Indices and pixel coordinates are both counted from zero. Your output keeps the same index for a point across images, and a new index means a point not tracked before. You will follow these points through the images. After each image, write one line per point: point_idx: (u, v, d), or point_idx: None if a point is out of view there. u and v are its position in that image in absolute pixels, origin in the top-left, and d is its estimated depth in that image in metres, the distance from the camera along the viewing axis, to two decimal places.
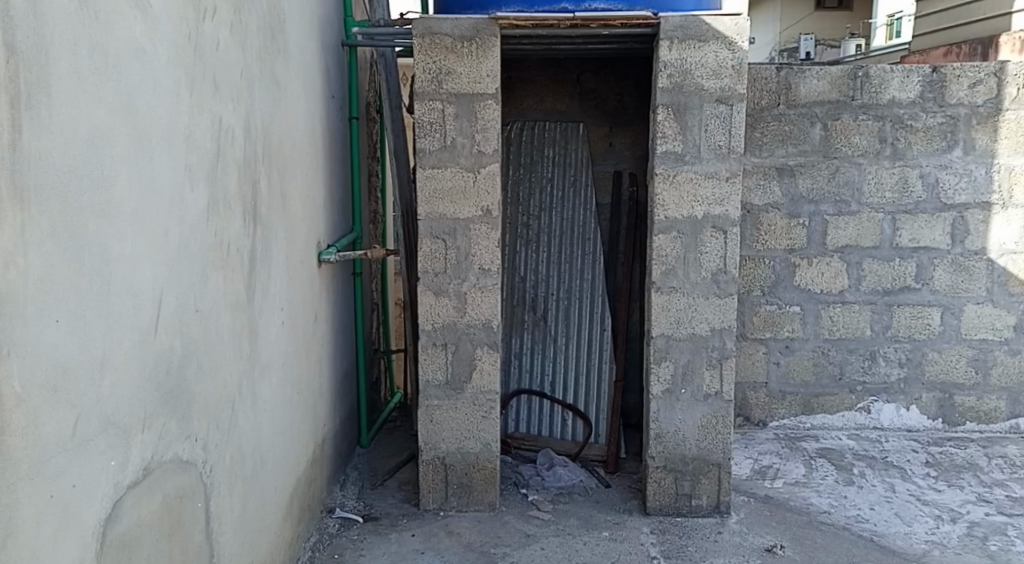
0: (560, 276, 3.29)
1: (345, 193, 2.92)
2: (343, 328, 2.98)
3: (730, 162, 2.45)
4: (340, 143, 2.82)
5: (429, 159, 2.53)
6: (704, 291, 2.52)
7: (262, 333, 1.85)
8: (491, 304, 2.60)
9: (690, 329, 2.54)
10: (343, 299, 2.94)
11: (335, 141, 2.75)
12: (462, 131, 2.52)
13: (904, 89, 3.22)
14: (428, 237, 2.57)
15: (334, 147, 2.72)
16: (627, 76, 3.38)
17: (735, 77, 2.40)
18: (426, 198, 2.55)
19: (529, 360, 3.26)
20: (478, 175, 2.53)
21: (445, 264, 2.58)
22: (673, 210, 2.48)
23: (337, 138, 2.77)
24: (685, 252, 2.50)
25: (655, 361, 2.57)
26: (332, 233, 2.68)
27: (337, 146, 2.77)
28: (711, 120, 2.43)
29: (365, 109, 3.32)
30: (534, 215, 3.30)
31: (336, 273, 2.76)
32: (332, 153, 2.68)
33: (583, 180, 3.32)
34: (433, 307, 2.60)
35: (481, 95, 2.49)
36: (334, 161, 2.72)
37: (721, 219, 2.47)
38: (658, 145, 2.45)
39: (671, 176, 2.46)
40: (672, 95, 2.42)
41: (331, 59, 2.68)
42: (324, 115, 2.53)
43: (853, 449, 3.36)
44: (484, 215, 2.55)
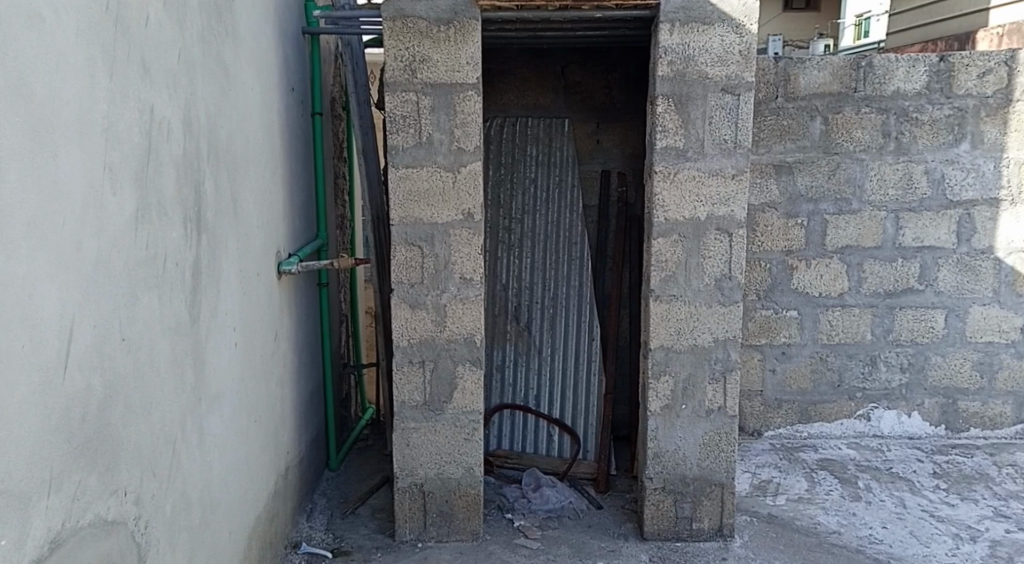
0: (544, 283, 3.07)
1: (307, 198, 2.67)
2: (309, 345, 2.72)
3: (738, 157, 2.25)
4: (301, 141, 2.57)
5: (403, 158, 2.29)
6: (708, 299, 2.31)
7: (206, 359, 1.58)
8: (474, 316, 2.36)
9: (692, 340, 2.33)
10: (307, 311, 2.69)
11: (296, 139, 2.49)
12: (439, 126, 2.28)
13: (910, 80, 3.07)
14: (402, 244, 2.33)
15: (294, 145, 2.47)
16: (616, 68, 3.17)
17: (743, 64, 2.21)
18: (401, 200, 2.31)
19: (512, 372, 3.04)
20: (457, 175, 2.30)
21: (422, 273, 2.34)
22: (674, 211, 2.27)
23: (298, 136, 2.51)
24: (687, 257, 2.29)
25: (654, 376, 2.34)
26: (294, 240, 2.42)
27: (298, 145, 2.52)
28: (716, 112, 2.23)
29: (330, 106, 3.08)
30: (515, 218, 3.07)
31: (299, 285, 2.50)
32: (292, 153, 2.42)
33: (569, 180, 3.10)
34: (409, 321, 2.36)
35: (460, 86, 2.26)
36: (294, 161, 2.46)
37: (728, 220, 2.27)
38: (657, 139, 2.24)
39: (671, 173, 2.25)
40: (673, 85, 2.22)
41: (290, 47, 2.43)
42: (281, 109, 2.28)
43: (854, 459, 3.15)
44: (465, 219, 2.32)
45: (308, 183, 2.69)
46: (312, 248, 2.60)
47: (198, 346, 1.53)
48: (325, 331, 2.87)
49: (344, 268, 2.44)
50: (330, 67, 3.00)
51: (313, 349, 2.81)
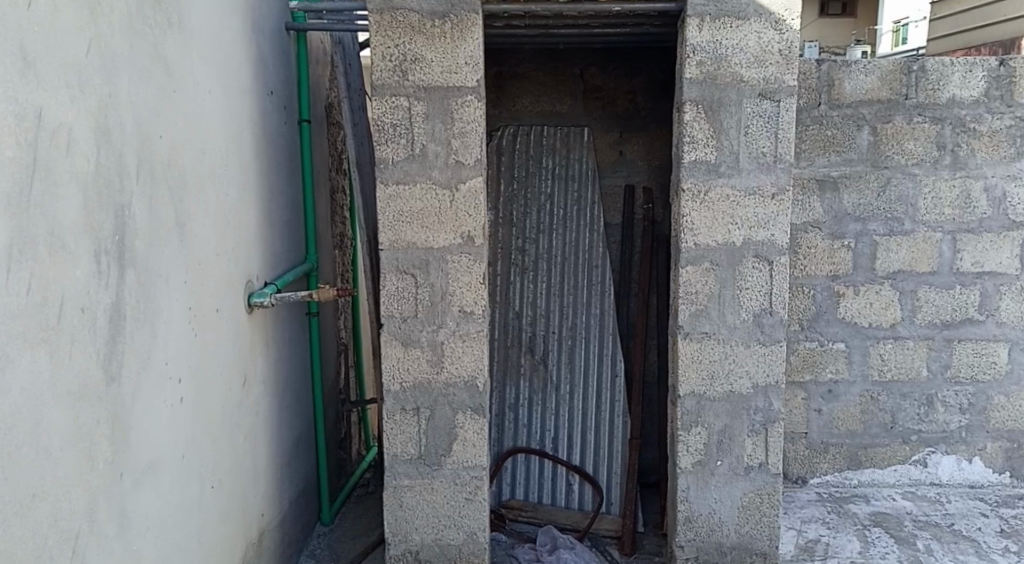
0: (562, 312, 2.75)
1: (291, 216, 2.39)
2: (295, 383, 2.43)
3: (779, 171, 1.92)
4: (284, 154, 2.29)
5: (393, 174, 2.00)
6: (746, 338, 1.98)
7: (130, 420, 1.31)
8: (476, 356, 2.05)
9: (727, 386, 2.00)
10: (294, 346, 2.40)
11: (276, 151, 2.21)
12: (434, 136, 1.99)
13: (967, 85, 2.72)
14: (393, 272, 2.03)
15: (274, 159, 2.20)
16: (637, 72, 2.86)
17: (784, 64, 1.89)
18: (391, 222, 2.01)
19: (527, 412, 2.72)
20: (456, 193, 2.00)
21: (416, 306, 2.04)
22: (705, 235, 1.94)
23: (280, 147, 2.24)
24: (722, 288, 1.97)
25: (684, 427, 2.02)
26: (273, 267, 2.14)
27: (279, 158, 2.23)
28: (753, 120, 1.91)
29: (323, 113, 2.81)
30: (530, 239, 2.77)
31: (278, 316, 2.21)
32: (270, 166, 2.15)
33: (589, 197, 2.79)
34: (401, 360, 2.06)
35: (457, 89, 1.97)
36: (274, 176, 2.19)
37: (769, 245, 1.94)
38: (685, 152, 1.93)
39: (702, 192, 1.93)
40: (703, 89, 1.90)
41: (266, 47, 2.15)
42: (254, 117, 2.01)
43: (911, 513, 2.78)
44: (465, 244, 2.02)
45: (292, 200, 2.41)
46: (299, 273, 2.32)
47: (116, 406, 1.26)
48: (315, 365, 2.58)
49: (324, 300, 2.06)
50: (321, 69, 2.74)
51: (301, 387, 2.52)
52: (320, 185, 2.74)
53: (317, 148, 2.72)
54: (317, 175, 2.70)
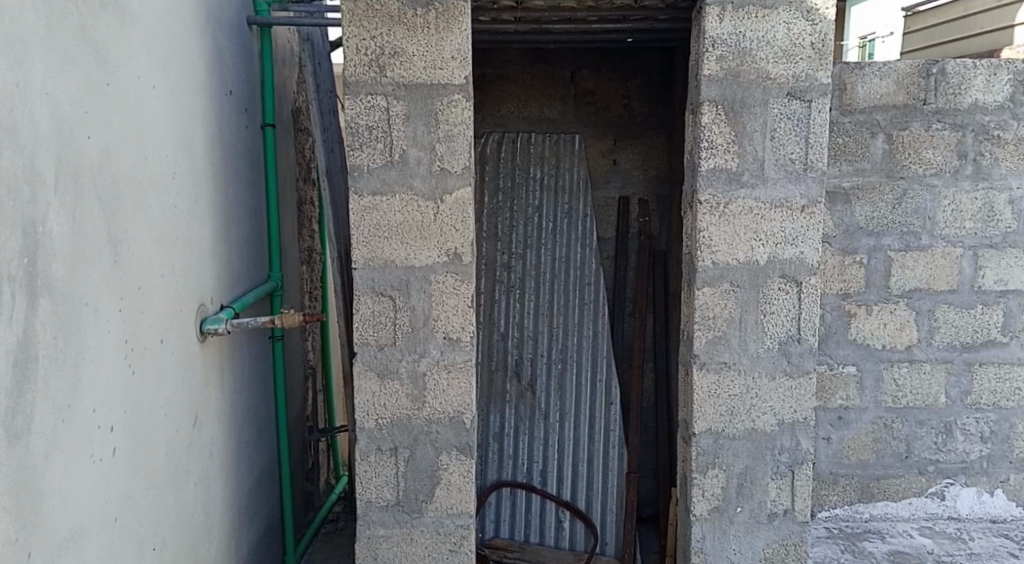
0: (552, 333, 2.50)
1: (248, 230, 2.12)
2: (256, 415, 2.16)
3: (809, 182, 1.71)
4: (245, 159, 2.03)
5: (369, 182, 1.75)
6: (770, 368, 1.75)
7: (42, 487, 1.00)
8: (463, 389, 1.80)
9: (748, 423, 1.76)
10: (253, 375, 2.12)
11: (235, 156, 1.95)
12: (416, 140, 1.74)
13: (990, 90, 2.53)
14: (369, 294, 1.77)
15: (234, 164, 1.93)
16: (634, 74, 2.63)
17: (816, 60, 1.68)
18: (366, 237, 1.76)
19: (512, 442, 2.46)
20: (440, 205, 1.76)
21: (395, 333, 1.78)
22: (724, 253, 1.72)
23: (239, 151, 1.97)
24: (743, 313, 1.74)
25: (700, 469, 1.77)
26: (230, 288, 1.87)
27: (238, 164, 1.97)
28: (780, 124, 1.70)
29: (289, 116, 2.54)
30: (517, 253, 2.52)
31: (236, 343, 1.93)
32: (228, 173, 1.88)
33: (580, 208, 2.54)
34: (377, 395, 1.80)
35: (443, 86, 1.72)
36: (234, 185, 1.93)
37: (795, 265, 1.73)
38: (702, 158, 1.70)
39: (721, 204, 1.71)
40: (723, 87, 1.68)
41: (225, 37, 1.89)
42: (209, 117, 1.74)
43: (932, 552, 2.55)
44: (451, 262, 1.77)
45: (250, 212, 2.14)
46: (262, 293, 2.05)
47: (22, 472, 0.95)
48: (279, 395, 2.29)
49: (289, 326, 1.80)
50: (287, 68, 2.48)
51: (262, 419, 2.24)
52: (285, 195, 2.48)
53: (283, 154, 2.45)
54: (282, 183, 2.44)
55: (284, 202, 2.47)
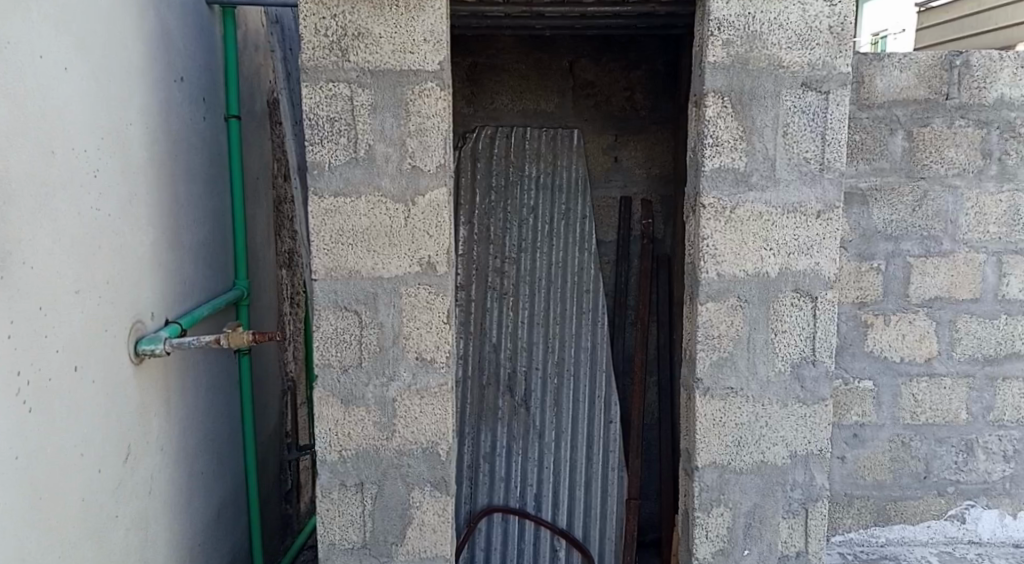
0: (548, 345, 2.30)
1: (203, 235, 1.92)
2: (220, 437, 1.96)
3: (827, 183, 1.51)
4: (205, 157, 1.84)
5: (331, 183, 1.56)
6: (781, 394, 1.56)
7: None
8: (438, 417, 1.61)
9: (757, 455, 1.57)
10: (213, 396, 1.91)
11: (189, 152, 1.76)
12: (384, 134, 1.56)
13: (1018, 83, 2.28)
14: (330, 310, 1.58)
15: (187, 163, 1.74)
16: (636, 65, 2.42)
17: (835, 45, 1.48)
18: (326, 245, 1.57)
19: (505, 463, 2.27)
20: (411, 208, 1.57)
21: (361, 353, 1.59)
22: (730, 264, 1.53)
23: (193, 148, 1.78)
24: (753, 331, 1.55)
25: (703, 507, 1.58)
26: (180, 302, 1.68)
27: (194, 163, 1.78)
28: (793, 118, 1.50)
29: (263, 108, 2.32)
30: (509, 259, 2.32)
31: (187, 363, 1.73)
32: (180, 174, 1.69)
33: (579, 210, 2.34)
34: (341, 423, 1.61)
35: (413, 73, 1.54)
36: (187, 185, 1.73)
37: (810, 277, 1.53)
38: (706, 157, 1.51)
39: (726, 209, 1.52)
40: (730, 76, 1.48)
41: (174, 20, 1.69)
42: (151, 111, 1.55)
43: None
44: (423, 272, 1.58)
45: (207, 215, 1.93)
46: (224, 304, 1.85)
47: None
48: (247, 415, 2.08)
49: (238, 345, 1.55)
50: (259, 55, 2.27)
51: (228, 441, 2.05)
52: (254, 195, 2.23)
53: (250, 150, 2.20)
54: (254, 183, 2.22)
55: (253, 203, 2.22)
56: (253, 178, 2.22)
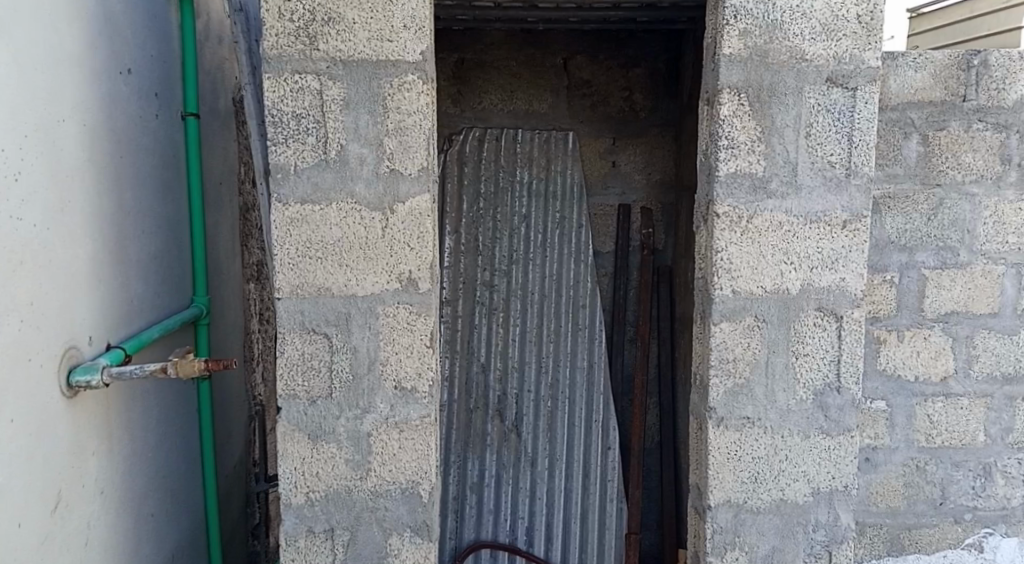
0: (541, 364, 2.13)
1: (156, 246, 1.76)
2: (166, 467, 1.81)
3: (853, 191, 1.36)
4: (147, 165, 1.71)
5: (297, 188, 1.41)
6: (803, 424, 1.40)
7: None
8: (419, 453, 1.46)
9: (777, 493, 1.41)
10: (156, 427, 1.76)
11: (124, 159, 1.61)
12: (358, 134, 1.40)
13: None
14: (297, 333, 1.43)
15: (122, 172, 1.60)
16: (636, 62, 2.26)
17: (864, 36, 1.33)
18: (294, 260, 1.42)
19: (494, 494, 2.09)
20: (388, 219, 1.41)
21: (331, 382, 1.44)
22: (746, 280, 1.37)
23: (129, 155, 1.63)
24: (771, 355, 1.39)
25: (716, 552, 1.42)
26: (112, 324, 1.53)
27: (129, 170, 1.63)
28: (817, 117, 1.34)
29: (226, 108, 2.16)
30: (499, 272, 2.14)
31: (122, 390, 1.59)
32: (111, 180, 1.55)
33: (574, 219, 2.16)
34: (308, 462, 1.45)
35: (391, 63, 1.38)
36: (119, 193, 1.58)
37: (835, 294, 1.37)
38: (720, 160, 1.35)
39: (743, 219, 1.36)
40: (748, 70, 1.34)
41: (110, 12, 1.56)
42: (82, 111, 1.42)
43: None
44: (403, 290, 1.42)
45: (161, 226, 1.78)
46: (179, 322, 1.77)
47: None
48: (205, 440, 1.98)
49: (187, 374, 1.44)
50: (222, 50, 2.13)
51: (178, 469, 1.88)
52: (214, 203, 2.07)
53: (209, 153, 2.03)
54: (216, 192, 2.06)
55: (216, 212, 2.07)
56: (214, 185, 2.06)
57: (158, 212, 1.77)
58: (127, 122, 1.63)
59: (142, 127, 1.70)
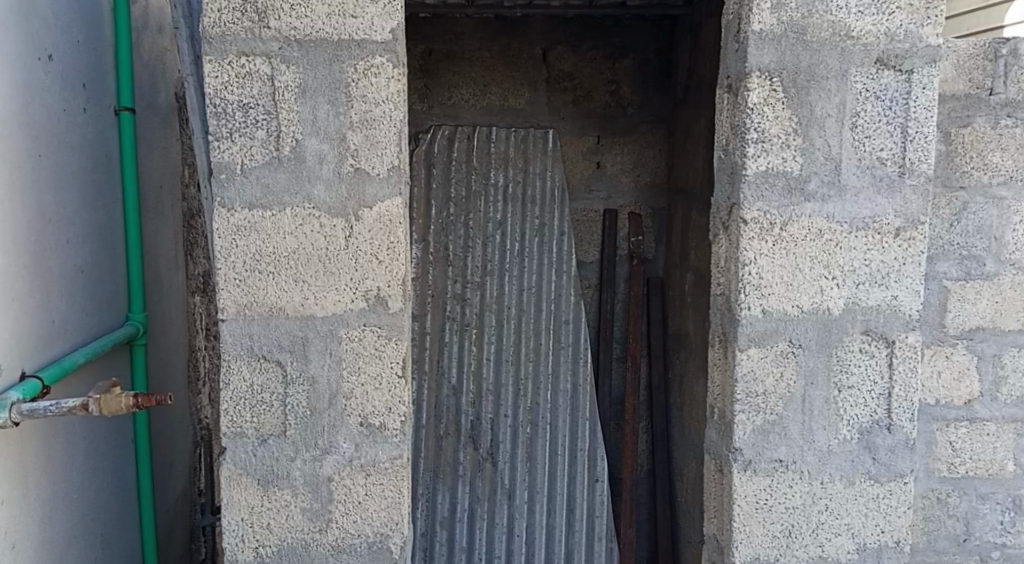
0: (518, 387, 1.87)
1: (83, 259, 1.52)
2: (94, 511, 1.56)
3: (908, 192, 1.15)
4: (70, 164, 1.46)
5: (244, 191, 1.17)
6: (846, 469, 1.18)
7: None
8: (389, 502, 1.21)
9: (815, 549, 1.19)
10: (86, 465, 1.53)
11: (42, 159, 1.36)
12: (317, 126, 1.16)
13: None
14: (245, 361, 1.19)
15: (40, 174, 1.35)
16: (623, 52, 1.99)
17: (918, 9, 1.12)
18: (238, 275, 1.17)
19: (466, 531, 1.82)
20: (353, 227, 1.18)
21: (285, 419, 1.19)
22: (778, 296, 1.15)
23: (49, 153, 1.38)
24: (808, 386, 1.17)
25: None
26: (29, 350, 1.28)
27: (48, 171, 1.38)
28: (865, 106, 1.13)
29: (166, 102, 1.94)
30: (472, 283, 1.87)
31: (43, 425, 1.34)
32: (26, 182, 1.30)
33: (554, 224, 1.90)
34: (258, 512, 1.21)
35: (354, 42, 1.15)
36: (36, 197, 1.33)
37: (885, 316, 1.16)
38: (750, 157, 1.13)
39: (774, 227, 1.14)
40: (782, 50, 1.11)
41: None
42: None
43: None
44: (370, 309, 1.19)
45: (88, 235, 1.55)
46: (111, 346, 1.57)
47: None
48: (143, 473, 1.75)
49: (114, 413, 1.14)
50: (158, 39, 1.89)
51: (109, 512, 1.63)
52: (149, 208, 1.85)
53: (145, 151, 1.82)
54: (152, 196, 1.86)
55: (152, 219, 1.86)
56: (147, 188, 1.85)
57: (84, 220, 1.54)
58: (49, 115, 1.38)
59: (67, 123, 1.45)
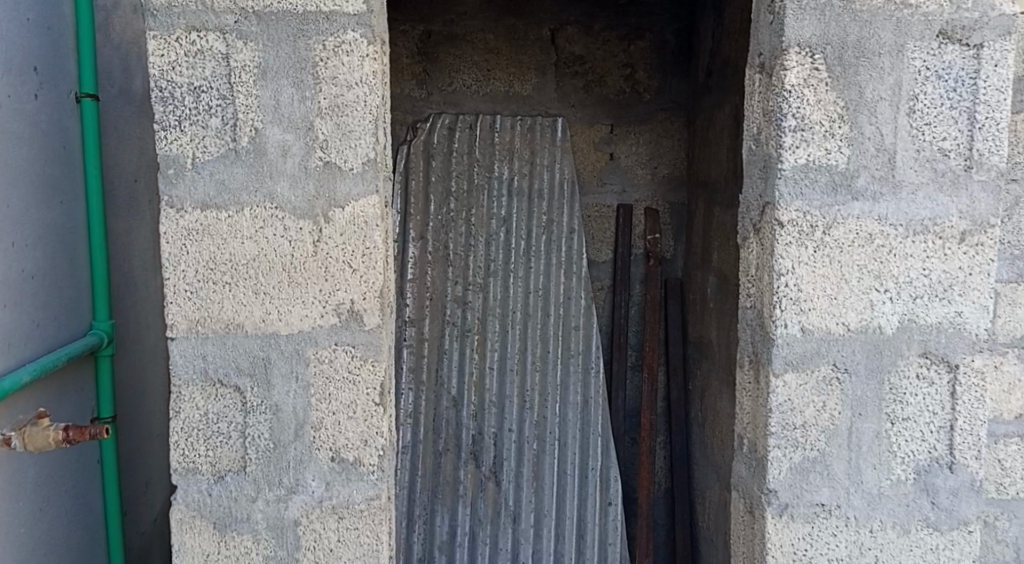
0: (524, 398, 1.67)
1: (35, 263, 1.37)
2: (47, 543, 1.40)
3: (976, 190, 0.97)
4: (15, 157, 1.31)
5: (197, 188, 1.01)
6: (900, 515, 1.01)
7: None
8: (366, 548, 1.04)
9: None
10: (37, 492, 1.37)
11: None
12: (280, 114, 1.00)
13: None
14: (198, 387, 1.03)
15: None
16: (639, 33, 1.81)
17: None
18: (188, 285, 1.01)
19: (466, 556, 1.63)
20: (322, 229, 1.01)
21: (245, 453, 1.03)
22: (820, 310, 0.98)
23: None
24: (855, 419, 1.00)
25: None
26: None
27: None
28: (925, 87, 0.95)
29: None
30: (475, 285, 1.68)
31: None
32: None
33: (562, 220, 1.70)
34: (214, 560, 1.04)
35: (322, 16, 0.98)
36: None
37: (947, 336, 0.99)
38: (785, 149, 0.95)
39: (815, 230, 0.97)
40: (826, 20, 0.94)
41: None
42: None
43: None
44: (343, 325, 1.03)
45: (41, 234, 1.39)
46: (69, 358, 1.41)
47: None
48: (109, 495, 1.59)
49: None
50: None
51: (67, 543, 1.47)
52: (119, 205, 1.70)
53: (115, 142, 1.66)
54: (121, 192, 1.70)
55: (122, 217, 1.70)
56: (123, 184, 1.69)
57: (37, 219, 1.38)
58: None
59: (13, 110, 1.30)
